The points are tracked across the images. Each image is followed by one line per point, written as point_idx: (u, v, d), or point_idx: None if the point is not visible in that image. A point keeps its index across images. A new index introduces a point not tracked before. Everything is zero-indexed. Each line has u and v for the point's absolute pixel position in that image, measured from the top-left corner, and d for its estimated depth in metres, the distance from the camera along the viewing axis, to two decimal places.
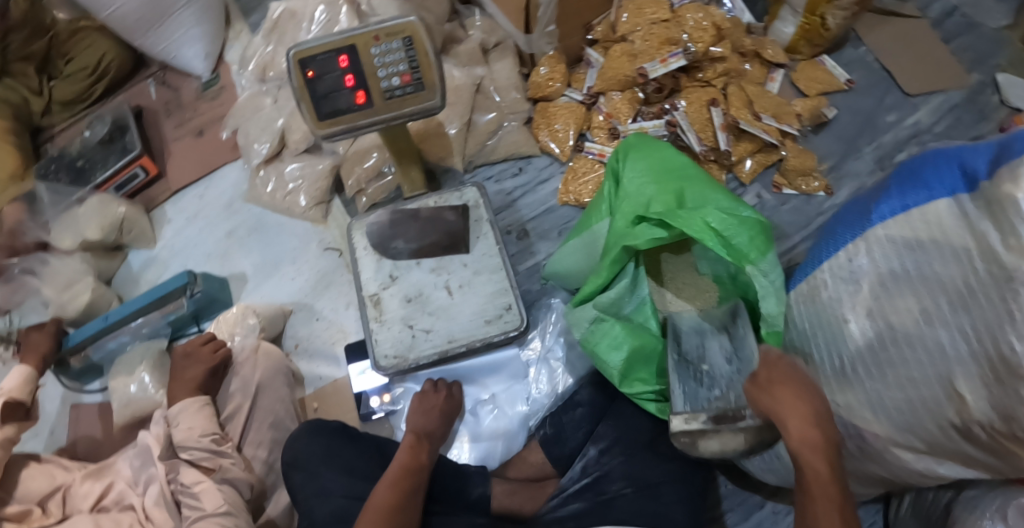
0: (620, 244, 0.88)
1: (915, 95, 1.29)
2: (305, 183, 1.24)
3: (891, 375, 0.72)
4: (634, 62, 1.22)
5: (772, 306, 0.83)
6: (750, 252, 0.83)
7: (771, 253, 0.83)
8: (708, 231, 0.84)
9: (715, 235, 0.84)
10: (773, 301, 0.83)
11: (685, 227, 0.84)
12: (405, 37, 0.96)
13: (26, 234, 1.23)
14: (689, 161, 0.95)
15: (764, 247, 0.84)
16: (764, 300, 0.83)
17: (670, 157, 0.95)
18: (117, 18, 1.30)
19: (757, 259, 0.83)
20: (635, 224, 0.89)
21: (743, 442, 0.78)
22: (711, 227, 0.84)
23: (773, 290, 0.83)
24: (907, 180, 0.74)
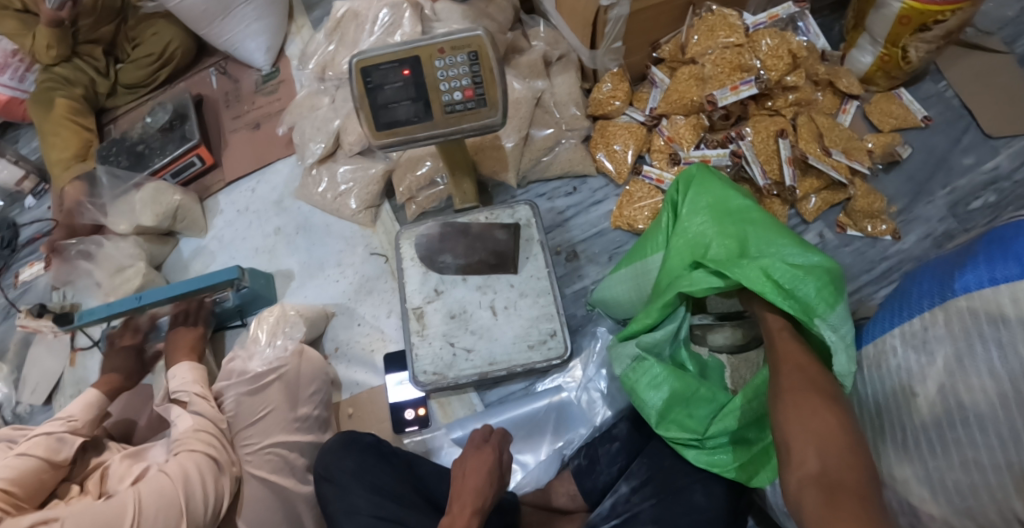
0: (675, 289, 0.85)
1: (995, 137, 1.22)
2: (357, 186, 1.24)
3: (957, 455, 0.68)
4: (702, 87, 1.18)
5: (841, 365, 0.76)
6: (814, 309, 0.79)
7: (839, 308, 0.78)
8: (768, 283, 0.80)
9: (776, 287, 0.80)
10: (845, 358, 0.76)
11: (744, 278, 0.81)
12: (470, 51, 0.93)
13: (83, 215, 1.27)
14: (753, 203, 0.90)
15: (829, 303, 0.79)
16: (837, 357, 0.76)
17: (731, 197, 0.91)
18: (185, 8, 1.31)
19: (823, 315, 0.78)
20: (691, 268, 0.87)
21: (742, 335, 0.94)
22: (773, 278, 0.80)
23: (844, 346, 0.77)
24: (997, 250, 0.69)
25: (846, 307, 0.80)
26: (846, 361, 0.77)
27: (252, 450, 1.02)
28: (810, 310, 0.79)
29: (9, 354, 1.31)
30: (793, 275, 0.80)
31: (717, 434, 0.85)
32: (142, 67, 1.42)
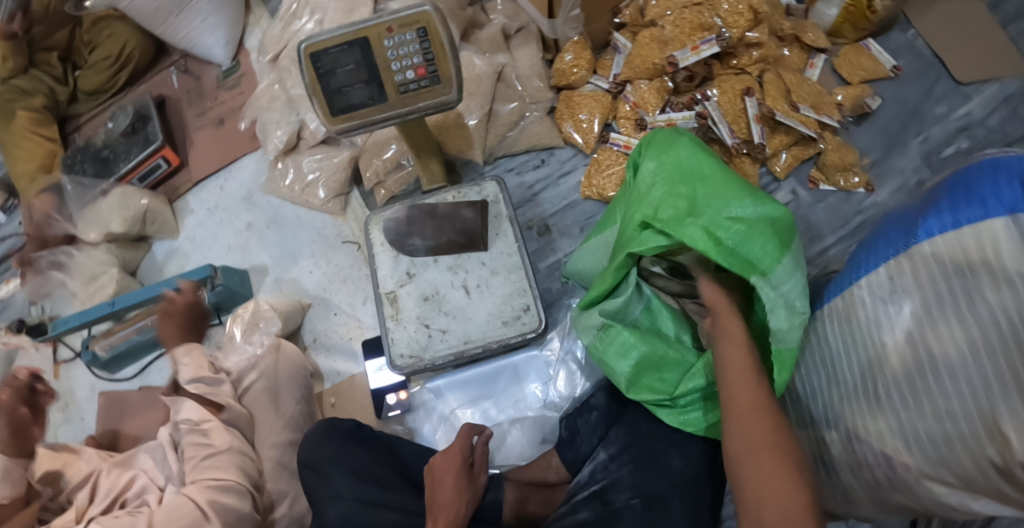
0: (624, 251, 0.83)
1: (966, 84, 1.21)
2: (324, 175, 1.22)
3: (928, 406, 0.68)
4: (664, 50, 1.16)
5: (781, 321, 0.77)
6: (757, 267, 0.78)
7: (783, 262, 0.78)
8: (711, 242, 0.79)
9: (720, 247, 0.78)
10: (783, 316, 0.77)
11: (687, 238, 0.79)
12: (419, 28, 0.91)
13: (53, 227, 1.25)
14: (707, 164, 0.86)
15: (772, 261, 0.78)
16: (774, 315, 0.77)
17: (683, 158, 0.87)
18: (137, 8, 1.30)
19: (765, 273, 0.78)
20: (641, 228, 0.84)
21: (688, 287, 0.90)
22: (716, 237, 0.79)
23: (783, 304, 0.77)
24: (960, 195, 0.68)
25: (793, 260, 0.80)
26: (787, 318, 0.78)
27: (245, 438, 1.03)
28: (752, 266, 0.78)
29: None
30: (738, 231, 0.79)
31: (688, 392, 0.85)
32: (103, 72, 1.40)
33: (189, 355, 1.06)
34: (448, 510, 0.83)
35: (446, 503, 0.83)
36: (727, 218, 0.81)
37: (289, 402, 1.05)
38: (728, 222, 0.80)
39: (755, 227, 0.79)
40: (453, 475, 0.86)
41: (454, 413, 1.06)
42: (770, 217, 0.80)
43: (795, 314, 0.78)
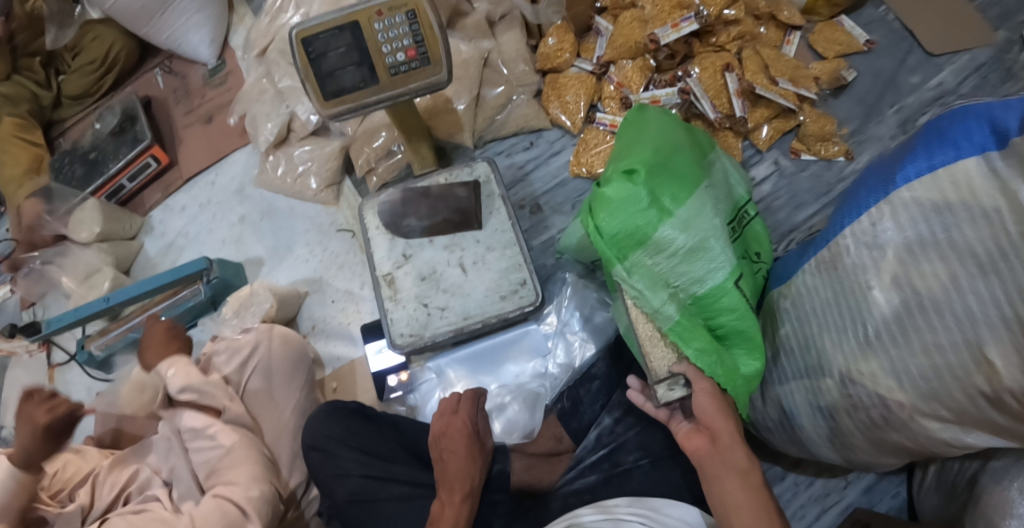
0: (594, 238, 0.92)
1: (938, 55, 1.25)
2: (315, 165, 1.23)
3: (917, 342, 0.74)
4: (646, 28, 1.19)
5: (655, 299, 0.84)
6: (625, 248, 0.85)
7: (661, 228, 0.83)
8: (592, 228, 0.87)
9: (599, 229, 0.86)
10: (656, 294, 0.84)
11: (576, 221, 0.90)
12: (408, 11, 0.93)
13: (44, 228, 1.23)
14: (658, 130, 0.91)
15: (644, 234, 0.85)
16: (650, 295, 0.84)
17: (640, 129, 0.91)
18: (120, 8, 1.30)
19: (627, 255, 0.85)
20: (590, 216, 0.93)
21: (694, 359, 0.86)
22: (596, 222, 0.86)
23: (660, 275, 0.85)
24: (934, 140, 0.74)
25: (678, 223, 0.84)
26: (656, 294, 0.84)
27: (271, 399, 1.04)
28: (632, 239, 0.85)
29: None
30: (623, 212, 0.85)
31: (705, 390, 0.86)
32: (87, 74, 1.39)
33: (175, 366, 1.02)
34: (461, 479, 0.84)
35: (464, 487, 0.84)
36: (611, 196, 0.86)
37: (292, 385, 1.06)
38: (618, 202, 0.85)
39: (631, 196, 0.84)
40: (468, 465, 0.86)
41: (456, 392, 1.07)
42: (653, 185, 0.85)
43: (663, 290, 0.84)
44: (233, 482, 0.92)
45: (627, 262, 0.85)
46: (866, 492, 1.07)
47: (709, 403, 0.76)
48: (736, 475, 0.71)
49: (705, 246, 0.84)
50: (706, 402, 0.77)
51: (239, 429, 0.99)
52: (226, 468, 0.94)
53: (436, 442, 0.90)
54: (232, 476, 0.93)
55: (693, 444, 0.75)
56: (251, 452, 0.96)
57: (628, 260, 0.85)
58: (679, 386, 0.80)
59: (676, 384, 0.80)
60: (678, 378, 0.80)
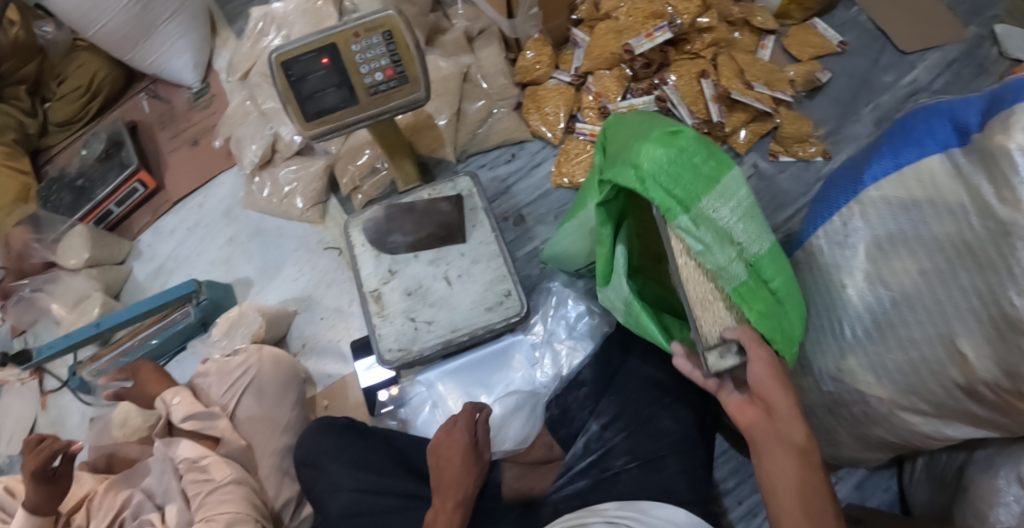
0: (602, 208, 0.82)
1: (910, 53, 1.28)
2: (300, 185, 1.24)
3: (892, 337, 0.76)
4: (621, 39, 1.21)
5: (721, 256, 0.77)
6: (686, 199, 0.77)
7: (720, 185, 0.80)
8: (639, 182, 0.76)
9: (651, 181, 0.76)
10: (720, 250, 0.78)
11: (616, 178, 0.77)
12: (384, 32, 0.95)
13: (33, 255, 1.24)
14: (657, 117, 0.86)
15: (705, 188, 0.79)
16: (714, 252, 0.77)
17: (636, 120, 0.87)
18: (103, 36, 1.32)
19: (691, 206, 0.77)
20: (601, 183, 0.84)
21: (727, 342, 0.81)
22: (645, 175, 0.76)
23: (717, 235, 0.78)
24: (898, 140, 0.76)
25: (733, 181, 0.81)
26: (723, 251, 0.78)
27: (261, 421, 1.05)
28: (692, 192, 0.78)
29: None
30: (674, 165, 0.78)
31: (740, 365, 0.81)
32: (73, 101, 1.40)
33: (179, 395, 1.04)
34: (456, 487, 0.85)
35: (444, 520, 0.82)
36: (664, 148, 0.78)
37: (283, 404, 1.06)
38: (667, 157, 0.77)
39: (686, 150, 0.79)
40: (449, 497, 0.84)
41: (448, 403, 1.08)
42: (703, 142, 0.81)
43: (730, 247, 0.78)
44: (215, 519, 0.92)
45: (687, 217, 0.77)
46: (857, 487, 1.09)
47: (767, 373, 0.73)
48: (795, 452, 0.70)
49: (754, 213, 0.82)
50: (763, 370, 0.73)
51: (231, 462, 1.00)
52: (212, 504, 0.94)
53: (433, 450, 0.91)
54: (215, 513, 0.92)
55: (748, 416, 0.73)
56: (240, 487, 0.96)
57: (691, 212, 0.77)
58: (733, 352, 0.75)
59: (727, 351, 0.75)
60: (732, 343, 0.75)
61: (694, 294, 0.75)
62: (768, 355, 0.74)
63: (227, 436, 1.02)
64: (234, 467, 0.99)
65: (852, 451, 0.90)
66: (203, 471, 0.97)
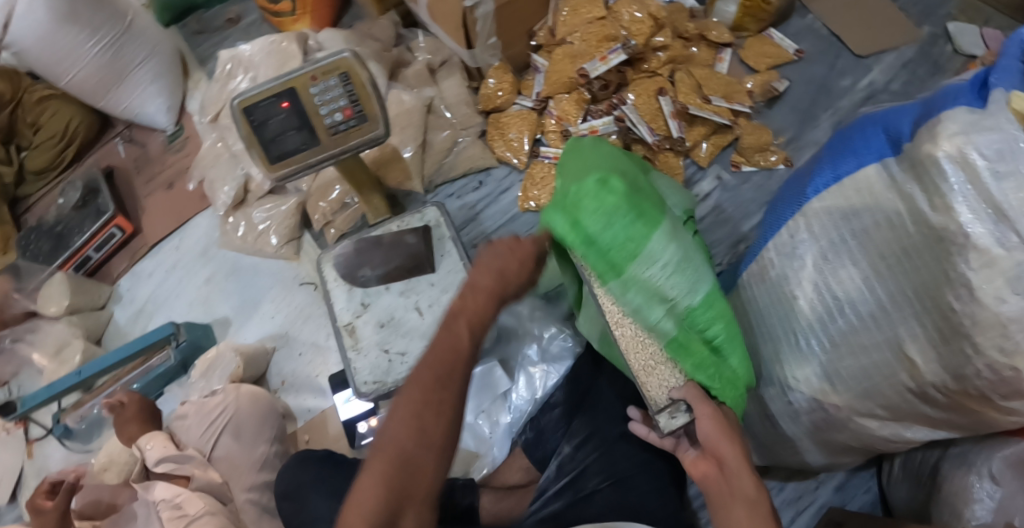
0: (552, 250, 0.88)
1: (867, 57, 1.31)
2: (274, 223, 1.27)
3: (844, 346, 0.78)
4: (576, 63, 1.24)
5: (654, 315, 0.83)
6: (619, 259, 0.81)
7: (652, 239, 0.81)
8: (572, 235, 0.80)
9: (582, 236, 0.81)
10: (653, 309, 0.83)
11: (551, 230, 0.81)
12: (341, 73, 0.99)
13: (14, 306, 1.26)
14: (601, 152, 0.89)
15: (638, 245, 0.81)
16: (645, 311, 0.83)
17: (585, 151, 0.88)
18: (77, 84, 1.33)
19: (622, 266, 0.81)
20: None
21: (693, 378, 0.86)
22: (577, 231, 0.80)
23: (651, 292, 0.83)
24: (838, 151, 0.79)
25: (665, 232, 0.83)
26: (654, 310, 0.83)
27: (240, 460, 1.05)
28: (623, 249, 0.81)
29: None
30: (603, 221, 0.81)
31: None
32: (47, 150, 1.41)
33: (154, 440, 1.06)
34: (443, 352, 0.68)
35: (433, 376, 0.66)
36: (592, 208, 0.81)
37: (258, 444, 1.07)
38: (594, 215, 0.80)
39: (613, 207, 0.81)
40: (450, 353, 0.67)
41: None
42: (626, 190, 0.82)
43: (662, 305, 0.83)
44: None
45: (618, 280, 0.82)
46: (838, 490, 1.09)
47: (712, 429, 0.77)
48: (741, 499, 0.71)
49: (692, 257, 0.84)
50: (709, 427, 0.78)
51: (205, 495, 1.00)
52: None
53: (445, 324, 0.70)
54: None
55: (701, 471, 0.77)
56: (215, 517, 0.96)
57: (624, 271, 0.82)
58: (682, 413, 0.82)
59: (677, 410, 0.83)
60: (680, 404, 0.82)
61: (637, 363, 0.87)
62: (712, 412, 0.79)
63: (198, 471, 1.02)
64: (209, 500, 0.99)
65: (817, 457, 0.92)
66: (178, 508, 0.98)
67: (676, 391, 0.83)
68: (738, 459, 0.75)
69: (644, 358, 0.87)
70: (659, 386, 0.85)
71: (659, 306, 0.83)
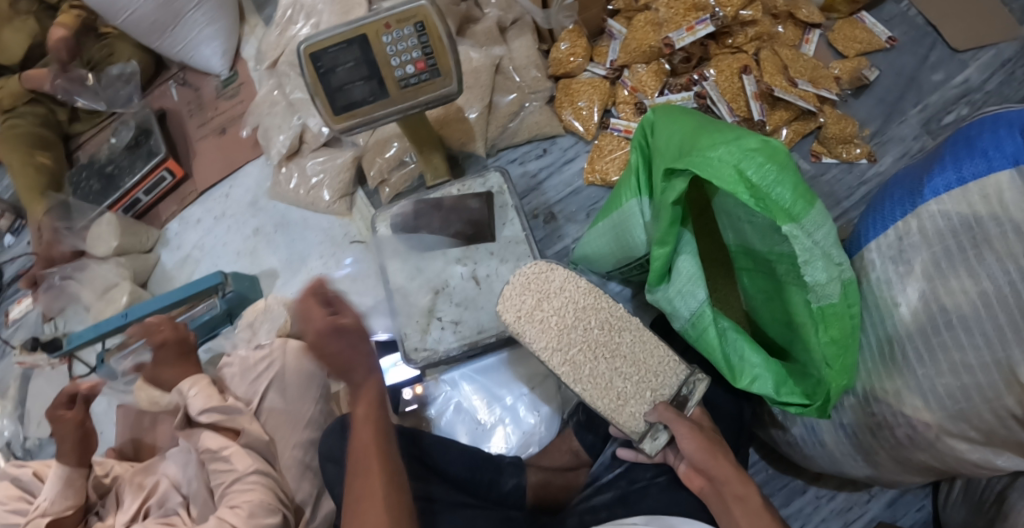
0: (668, 201, 0.78)
1: (962, 51, 1.21)
2: (327, 177, 1.22)
3: (944, 360, 0.71)
4: (659, 32, 1.16)
5: (819, 274, 0.73)
6: (791, 211, 0.73)
7: (817, 206, 0.73)
8: (740, 182, 0.74)
9: (742, 182, 0.74)
10: (820, 267, 0.73)
11: (713, 175, 0.74)
12: (417, 22, 0.92)
13: (62, 243, 1.23)
14: (718, 119, 0.84)
15: (807, 203, 0.74)
16: (811, 267, 0.73)
17: (699, 119, 0.85)
18: (132, 24, 1.29)
19: (798, 216, 0.73)
20: (667, 176, 0.80)
21: (675, 384, 0.83)
22: (746, 177, 0.73)
23: (819, 253, 0.73)
24: (963, 149, 0.71)
25: (824, 207, 0.75)
26: (824, 269, 0.73)
27: (285, 416, 1.04)
28: (798, 198, 0.73)
29: (10, 391, 1.29)
30: (767, 171, 0.73)
31: (791, 394, 0.80)
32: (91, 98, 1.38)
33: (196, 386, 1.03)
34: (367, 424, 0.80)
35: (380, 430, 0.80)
36: (757, 153, 0.74)
37: (306, 401, 1.05)
38: (755, 159, 0.74)
39: (781, 159, 0.74)
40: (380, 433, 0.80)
41: (471, 404, 1.08)
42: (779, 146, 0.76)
43: (833, 265, 0.74)
44: (237, 505, 0.92)
45: (786, 229, 0.72)
46: (889, 505, 1.03)
47: (694, 447, 0.78)
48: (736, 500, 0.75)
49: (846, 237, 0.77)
50: (691, 446, 0.78)
51: (253, 453, 0.99)
52: (235, 493, 0.94)
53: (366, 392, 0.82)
54: (237, 499, 0.93)
55: (697, 484, 0.80)
56: (264, 478, 0.96)
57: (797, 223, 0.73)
58: (662, 433, 0.82)
59: (657, 433, 0.82)
60: (658, 425, 0.82)
61: (605, 406, 0.82)
62: (690, 429, 0.79)
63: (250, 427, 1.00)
64: (256, 458, 0.98)
65: (876, 473, 0.87)
66: (224, 461, 0.97)
67: (651, 412, 0.82)
68: (725, 469, 0.77)
69: (611, 397, 0.82)
70: (634, 415, 0.82)
71: (828, 266, 0.73)
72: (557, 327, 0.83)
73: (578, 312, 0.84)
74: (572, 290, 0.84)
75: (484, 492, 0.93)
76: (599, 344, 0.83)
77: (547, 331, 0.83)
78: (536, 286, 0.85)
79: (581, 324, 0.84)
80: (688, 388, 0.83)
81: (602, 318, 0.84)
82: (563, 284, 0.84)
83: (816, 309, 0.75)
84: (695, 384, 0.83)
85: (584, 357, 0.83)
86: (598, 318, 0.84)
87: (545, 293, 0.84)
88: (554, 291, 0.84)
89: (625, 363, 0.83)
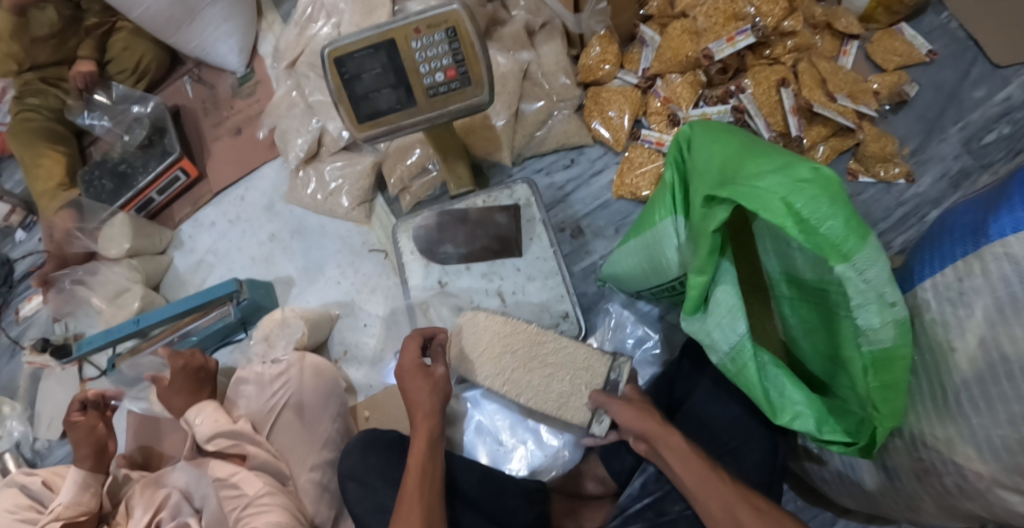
0: (706, 231, 0.74)
1: (1004, 67, 1.16)
2: (347, 182, 1.19)
3: (1002, 410, 0.68)
4: (698, 42, 1.13)
5: (873, 317, 0.70)
6: (843, 248, 0.69)
7: (869, 242, 0.69)
8: (790, 216, 0.70)
9: (792, 216, 0.70)
10: (874, 310, 0.70)
11: (762, 209, 0.70)
12: (448, 28, 0.88)
13: (73, 244, 1.20)
14: (762, 141, 0.80)
15: (859, 238, 0.69)
16: (864, 309, 0.70)
17: (741, 140, 0.81)
18: (148, 18, 1.24)
19: (850, 254, 0.69)
20: (707, 204, 0.76)
21: (603, 368, 0.91)
22: (796, 210, 0.70)
23: (872, 293, 0.69)
24: None
25: (876, 242, 0.70)
26: (878, 312, 0.70)
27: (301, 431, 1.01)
28: (851, 235, 0.69)
29: (20, 393, 1.26)
30: (819, 204, 0.70)
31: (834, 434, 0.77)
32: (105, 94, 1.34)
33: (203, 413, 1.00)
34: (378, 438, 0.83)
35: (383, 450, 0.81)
36: (805, 185, 0.71)
37: (322, 422, 1.03)
38: (804, 190, 0.70)
39: (832, 190, 0.70)
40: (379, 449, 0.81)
41: (494, 425, 1.05)
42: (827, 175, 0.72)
43: (886, 307, 0.70)
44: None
45: (839, 270, 0.69)
46: None
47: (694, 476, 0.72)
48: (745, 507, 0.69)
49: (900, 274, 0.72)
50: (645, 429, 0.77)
51: (263, 475, 0.96)
52: (250, 516, 0.91)
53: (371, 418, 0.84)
54: (256, 521, 0.90)
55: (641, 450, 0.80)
56: (278, 497, 0.93)
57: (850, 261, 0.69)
58: (604, 416, 0.89)
59: (599, 419, 0.89)
60: (600, 412, 0.89)
61: (551, 409, 0.91)
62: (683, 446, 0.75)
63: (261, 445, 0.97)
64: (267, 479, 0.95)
65: (918, 516, 0.84)
66: (233, 487, 0.94)
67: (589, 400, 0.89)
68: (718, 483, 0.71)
69: (553, 399, 0.91)
70: (577, 407, 0.90)
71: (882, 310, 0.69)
72: (490, 356, 0.93)
73: (503, 339, 0.93)
74: (493, 323, 0.94)
75: (501, 517, 0.88)
76: (529, 358, 0.93)
77: (482, 361, 0.93)
78: (468, 326, 0.95)
79: (509, 348, 0.93)
80: (616, 372, 0.90)
81: (526, 336, 0.93)
82: (485, 321, 0.95)
83: (868, 353, 0.72)
84: (621, 366, 0.90)
85: (519, 373, 0.92)
86: (522, 338, 0.93)
87: (475, 330, 0.95)
88: (481, 326, 0.95)
89: (559, 365, 0.92)
